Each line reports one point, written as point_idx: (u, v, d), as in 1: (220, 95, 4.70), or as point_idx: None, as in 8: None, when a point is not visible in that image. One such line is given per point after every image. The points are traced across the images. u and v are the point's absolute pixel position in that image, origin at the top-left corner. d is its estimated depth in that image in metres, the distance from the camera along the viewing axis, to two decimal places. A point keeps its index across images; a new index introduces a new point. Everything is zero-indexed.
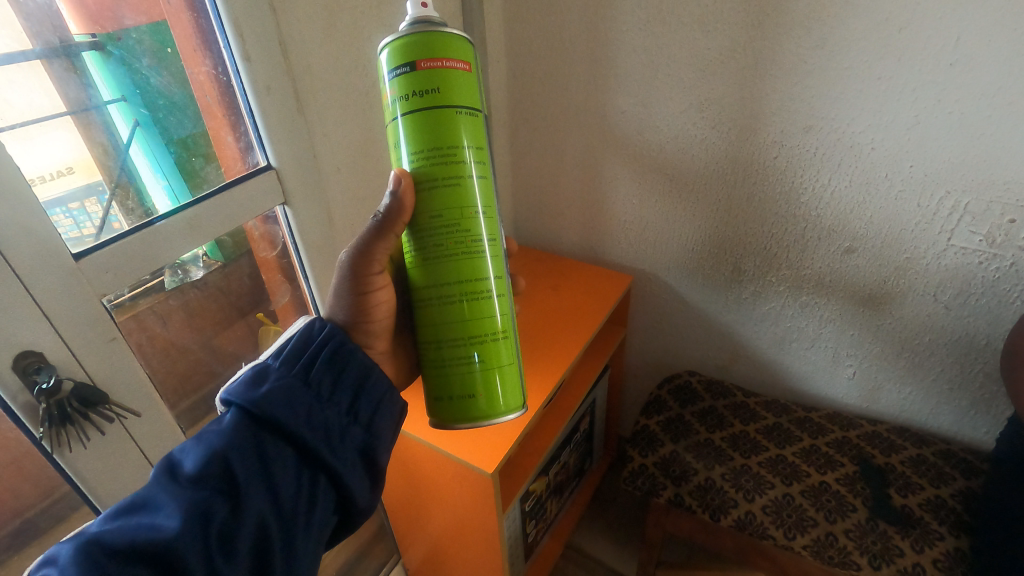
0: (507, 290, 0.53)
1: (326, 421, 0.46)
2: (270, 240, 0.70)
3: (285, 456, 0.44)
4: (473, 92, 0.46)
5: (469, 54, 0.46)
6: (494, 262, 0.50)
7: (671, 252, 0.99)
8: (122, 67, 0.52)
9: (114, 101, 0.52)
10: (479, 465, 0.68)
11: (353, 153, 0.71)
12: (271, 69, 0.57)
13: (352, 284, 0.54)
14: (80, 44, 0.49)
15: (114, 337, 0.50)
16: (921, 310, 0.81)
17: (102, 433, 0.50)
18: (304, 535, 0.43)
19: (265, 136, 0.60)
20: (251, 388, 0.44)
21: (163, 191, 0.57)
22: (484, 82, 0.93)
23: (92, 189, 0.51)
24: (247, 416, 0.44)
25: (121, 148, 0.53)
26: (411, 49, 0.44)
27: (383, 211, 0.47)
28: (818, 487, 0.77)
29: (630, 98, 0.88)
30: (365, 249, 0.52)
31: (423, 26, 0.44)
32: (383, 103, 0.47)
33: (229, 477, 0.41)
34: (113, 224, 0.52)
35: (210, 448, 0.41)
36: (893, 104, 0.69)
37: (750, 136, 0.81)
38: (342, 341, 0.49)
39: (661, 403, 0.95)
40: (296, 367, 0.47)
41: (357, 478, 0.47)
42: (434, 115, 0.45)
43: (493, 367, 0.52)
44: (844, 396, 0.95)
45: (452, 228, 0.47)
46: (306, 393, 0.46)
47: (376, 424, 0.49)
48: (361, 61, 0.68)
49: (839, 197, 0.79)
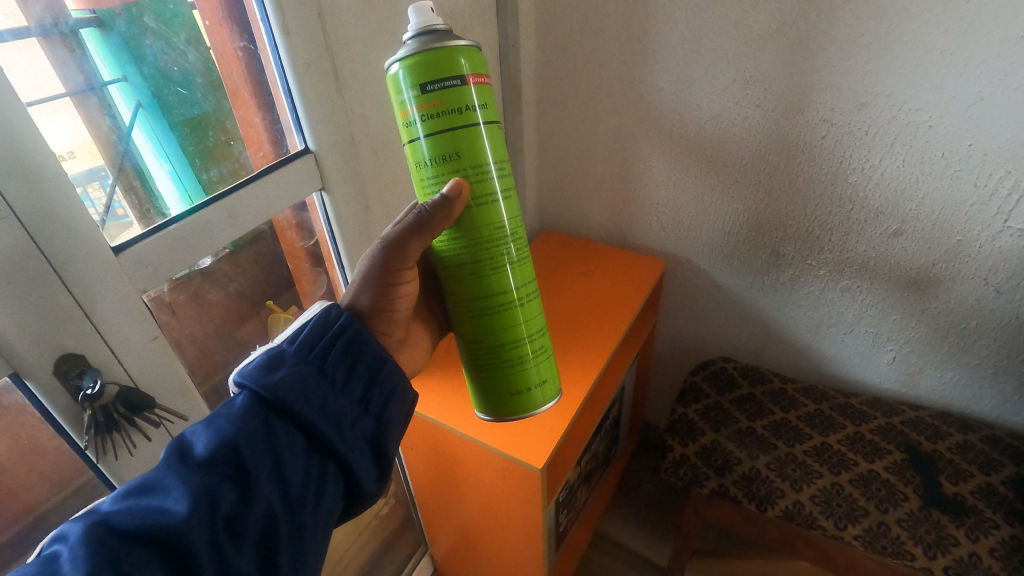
0: (534, 293, 0.54)
1: (338, 411, 0.44)
2: (301, 228, 0.66)
3: (296, 444, 0.41)
4: (488, 103, 0.46)
5: (479, 61, 0.45)
6: (521, 272, 0.51)
7: (706, 235, 0.96)
8: (122, 44, 0.47)
9: (114, 82, 0.47)
10: (525, 459, 0.65)
11: (391, 136, 0.67)
12: (312, 45, 0.53)
13: (381, 275, 0.50)
14: (79, 21, 0.44)
15: (156, 337, 0.47)
16: (969, 293, 0.79)
17: (147, 440, 0.47)
18: (313, 518, 0.41)
19: (305, 119, 0.55)
20: (266, 372, 0.42)
21: (167, 176, 0.51)
22: (515, 57, 0.88)
23: (96, 173, 0.45)
24: (260, 402, 0.41)
25: (122, 131, 0.48)
26: (426, 68, 0.43)
27: (428, 207, 0.45)
28: (867, 476, 0.75)
29: (669, 75, 0.84)
30: (402, 243, 0.48)
31: (432, 38, 0.43)
32: (402, 118, 0.45)
33: (240, 462, 0.39)
34: (117, 210, 0.47)
35: (222, 433, 0.39)
36: (955, 81, 0.66)
37: (797, 113, 0.77)
38: (358, 330, 0.47)
39: (697, 392, 0.92)
40: (311, 355, 0.44)
41: (364, 466, 0.45)
42: (458, 135, 0.44)
43: (527, 365, 0.54)
44: (882, 380, 0.94)
45: (484, 247, 0.48)
46: (321, 381, 0.44)
47: (387, 413, 0.47)
48: (397, 34, 0.63)
49: (890, 177, 0.76)
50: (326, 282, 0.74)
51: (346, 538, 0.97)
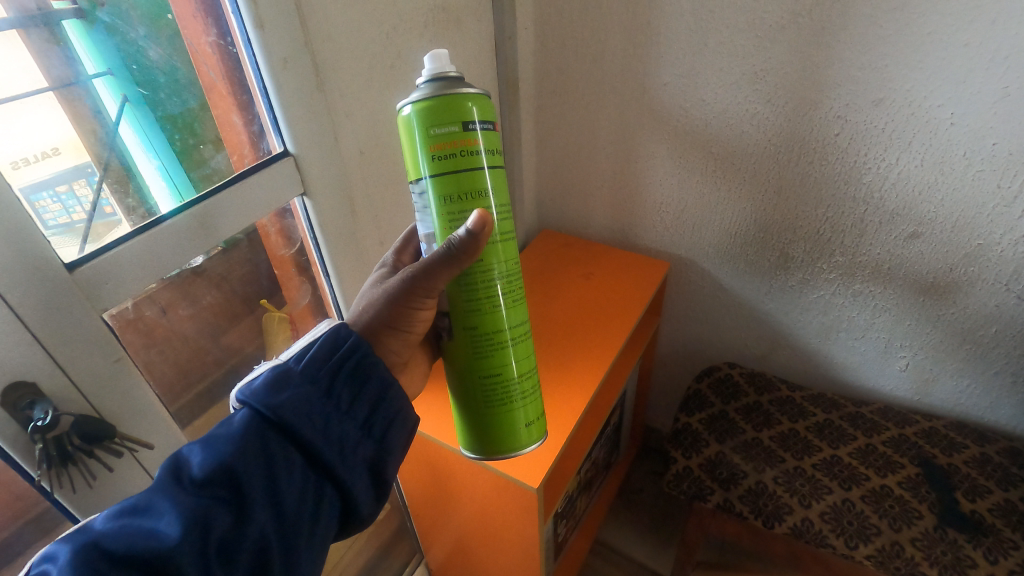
0: (528, 335, 0.54)
1: (342, 435, 0.41)
2: (287, 236, 0.63)
3: (296, 467, 0.39)
4: (493, 148, 0.48)
5: (488, 108, 0.47)
6: (514, 314, 0.52)
7: (712, 236, 0.92)
8: (108, 36, 0.44)
9: (100, 75, 0.44)
10: (521, 480, 0.62)
11: (379, 137, 0.62)
12: (289, 40, 0.48)
13: (401, 303, 0.49)
14: (60, 11, 0.41)
15: (120, 358, 0.43)
16: (988, 299, 0.75)
17: (108, 471, 0.43)
18: (294, 558, 0.37)
19: (282, 120, 0.51)
20: (272, 393, 0.39)
21: (157, 173, 0.49)
22: (512, 49, 0.83)
23: (80, 170, 0.44)
24: (261, 421, 0.39)
25: (109, 126, 0.45)
26: (436, 113, 0.45)
27: (454, 245, 0.46)
28: (880, 492, 0.72)
29: (674, 69, 0.80)
30: (423, 282, 0.48)
31: (443, 84, 0.45)
32: (430, 150, 0.45)
33: (238, 483, 0.36)
34: (104, 208, 0.45)
35: (219, 454, 0.37)
36: (981, 76, 0.62)
37: (809, 110, 0.73)
38: (367, 353, 0.44)
39: (702, 399, 0.88)
40: (317, 376, 0.42)
41: (363, 490, 0.42)
42: (461, 177, 0.46)
43: (516, 405, 0.54)
44: (894, 388, 0.90)
45: (476, 288, 0.49)
46: (326, 405, 0.41)
47: (389, 438, 0.44)
48: (386, 27, 0.59)
49: (907, 178, 0.72)
50: (310, 290, 0.70)
51: (338, 549, 0.93)
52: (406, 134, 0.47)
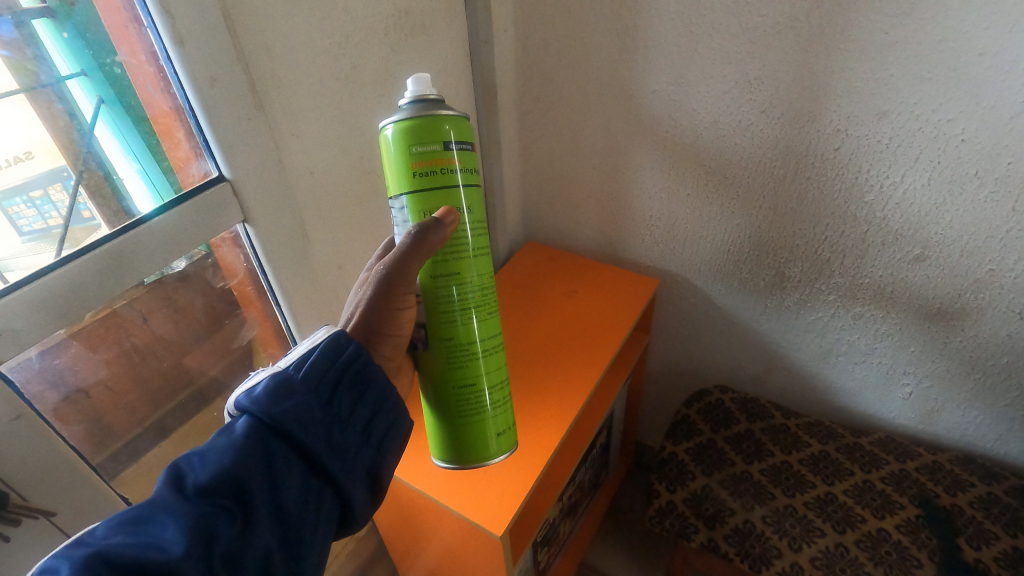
0: (500, 343, 0.52)
1: (345, 443, 0.40)
2: (231, 267, 0.58)
3: (297, 477, 0.37)
4: (469, 171, 0.47)
5: (465, 130, 0.46)
6: (486, 320, 0.50)
7: (703, 252, 0.86)
8: (81, 37, 0.42)
9: (74, 76, 0.43)
10: (485, 526, 0.57)
11: (333, 155, 0.58)
12: (216, 56, 0.44)
13: (380, 305, 0.45)
14: (30, 10, 0.39)
15: (20, 415, 0.39)
16: (999, 328, 0.70)
17: (8, 539, 0.40)
18: None
19: (213, 143, 0.47)
20: (275, 400, 0.38)
21: (137, 176, 0.48)
22: (488, 54, 0.77)
23: (55, 174, 0.43)
24: (262, 429, 0.37)
25: (84, 128, 0.45)
26: (413, 132, 0.43)
27: (417, 232, 0.43)
28: (876, 536, 0.67)
29: (663, 76, 0.74)
30: (398, 277, 0.44)
31: (423, 105, 0.44)
32: (413, 168, 0.44)
33: (241, 490, 0.35)
34: (82, 211, 0.44)
35: (223, 463, 0.35)
36: (997, 89, 0.56)
37: (807, 122, 0.68)
38: (365, 362, 0.43)
39: (690, 426, 0.84)
40: (318, 383, 0.40)
41: (362, 498, 0.41)
42: (437, 197, 0.45)
43: (488, 414, 0.51)
44: (896, 416, 0.85)
45: (450, 290, 0.47)
46: (328, 413, 0.40)
47: (387, 446, 0.43)
48: (338, 38, 0.54)
49: (913, 197, 0.66)
50: (258, 321, 0.63)
51: None
52: (385, 152, 0.46)
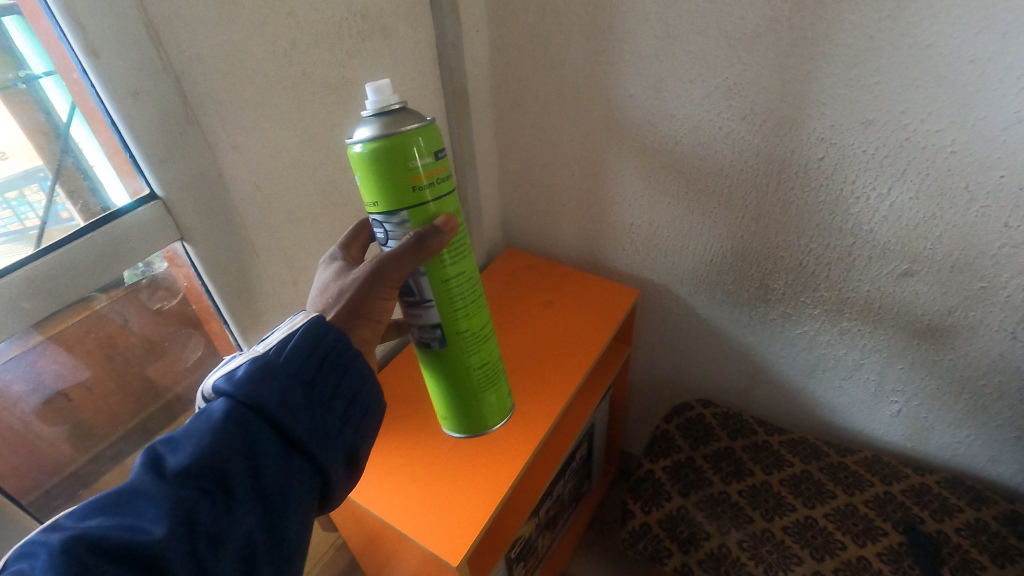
0: (490, 325, 0.55)
1: (327, 424, 0.38)
2: (168, 289, 0.55)
3: (277, 462, 0.36)
4: (447, 180, 0.45)
5: (436, 138, 0.43)
6: (479, 312, 0.53)
7: (685, 262, 0.83)
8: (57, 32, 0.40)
9: (48, 75, 0.42)
10: (442, 556, 0.55)
11: (283, 168, 0.55)
12: (138, 67, 0.41)
13: (366, 293, 0.43)
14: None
15: None
16: (992, 347, 0.66)
17: None
18: None
19: (139, 160, 0.44)
20: (254, 384, 0.36)
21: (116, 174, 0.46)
22: (457, 57, 0.74)
23: (31, 175, 0.43)
24: (239, 414, 0.35)
25: (61, 128, 0.44)
26: (385, 156, 0.41)
27: (420, 235, 0.43)
28: (856, 565, 0.64)
29: (641, 80, 0.70)
30: (392, 271, 0.43)
31: (391, 123, 0.41)
32: (393, 189, 0.42)
33: (220, 475, 0.34)
34: (60, 212, 0.45)
35: (200, 449, 0.34)
36: (989, 96, 0.52)
37: (789, 129, 0.64)
38: (348, 345, 0.40)
39: (668, 443, 0.82)
40: (301, 364, 0.38)
41: (342, 478, 0.40)
42: (421, 215, 0.44)
43: (485, 391, 0.57)
44: (885, 433, 0.81)
45: (446, 296, 0.49)
46: (309, 396, 0.37)
47: (368, 428, 0.41)
48: (284, 45, 0.51)
49: (900, 210, 0.62)
50: (203, 342, 0.60)
51: None
52: (360, 170, 0.43)
